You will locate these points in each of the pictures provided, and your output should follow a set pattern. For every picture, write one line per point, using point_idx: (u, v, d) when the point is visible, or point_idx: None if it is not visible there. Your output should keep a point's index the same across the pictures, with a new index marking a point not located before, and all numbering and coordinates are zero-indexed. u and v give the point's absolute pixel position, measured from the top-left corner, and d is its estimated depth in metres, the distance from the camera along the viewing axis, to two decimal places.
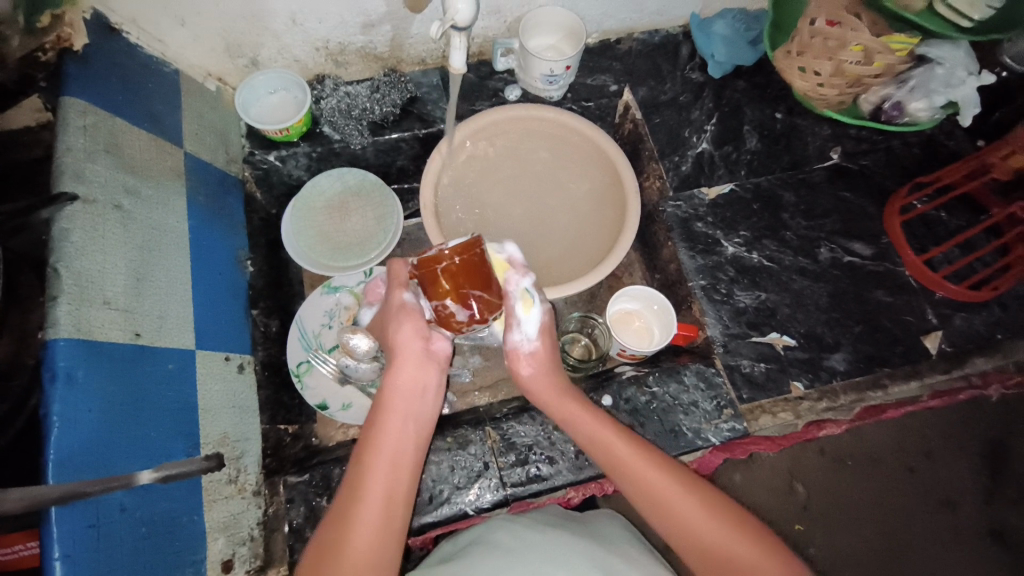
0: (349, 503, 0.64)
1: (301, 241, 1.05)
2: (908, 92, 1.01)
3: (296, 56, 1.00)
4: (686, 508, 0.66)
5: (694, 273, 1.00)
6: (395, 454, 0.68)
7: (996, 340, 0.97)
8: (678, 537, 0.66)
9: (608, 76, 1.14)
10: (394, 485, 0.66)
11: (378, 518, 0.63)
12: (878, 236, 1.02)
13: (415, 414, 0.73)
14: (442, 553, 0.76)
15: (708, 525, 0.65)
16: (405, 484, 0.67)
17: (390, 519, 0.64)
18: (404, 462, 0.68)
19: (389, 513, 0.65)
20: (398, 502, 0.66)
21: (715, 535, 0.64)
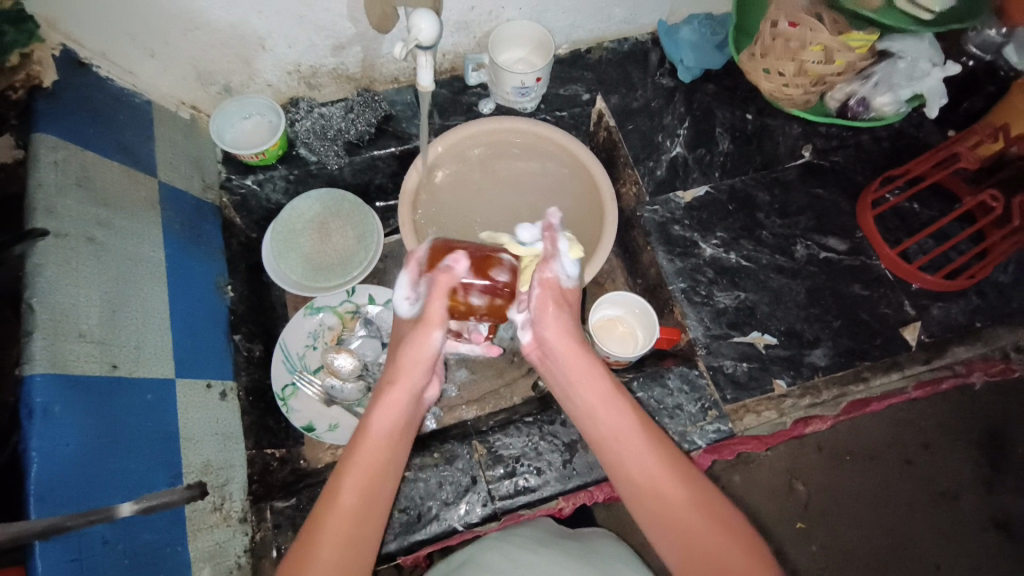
0: (327, 508, 0.64)
1: (282, 264, 1.05)
2: (872, 88, 1.03)
3: (268, 80, 1.01)
4: (683, 508, 0.65)
5: (673, 277, 1.00)
6: (378, 466, 0.67)
7: (976, 328, 0.98)
8: (668, 533, 0.65)
9: (579, 86, 1.16)
10: (372, 497, 0.65)
11: (349, 529, 0.63)
12: (852, 231, 1.03)
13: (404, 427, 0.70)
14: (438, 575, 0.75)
15: (702, 528, 0.64)
16: (372, 524, 0.65)
17: (362, 530, 0.64)
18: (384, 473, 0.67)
19: (360, 527, 0.64)
20: (374, 515, 0.65)
21: (707, 538, 0.63)
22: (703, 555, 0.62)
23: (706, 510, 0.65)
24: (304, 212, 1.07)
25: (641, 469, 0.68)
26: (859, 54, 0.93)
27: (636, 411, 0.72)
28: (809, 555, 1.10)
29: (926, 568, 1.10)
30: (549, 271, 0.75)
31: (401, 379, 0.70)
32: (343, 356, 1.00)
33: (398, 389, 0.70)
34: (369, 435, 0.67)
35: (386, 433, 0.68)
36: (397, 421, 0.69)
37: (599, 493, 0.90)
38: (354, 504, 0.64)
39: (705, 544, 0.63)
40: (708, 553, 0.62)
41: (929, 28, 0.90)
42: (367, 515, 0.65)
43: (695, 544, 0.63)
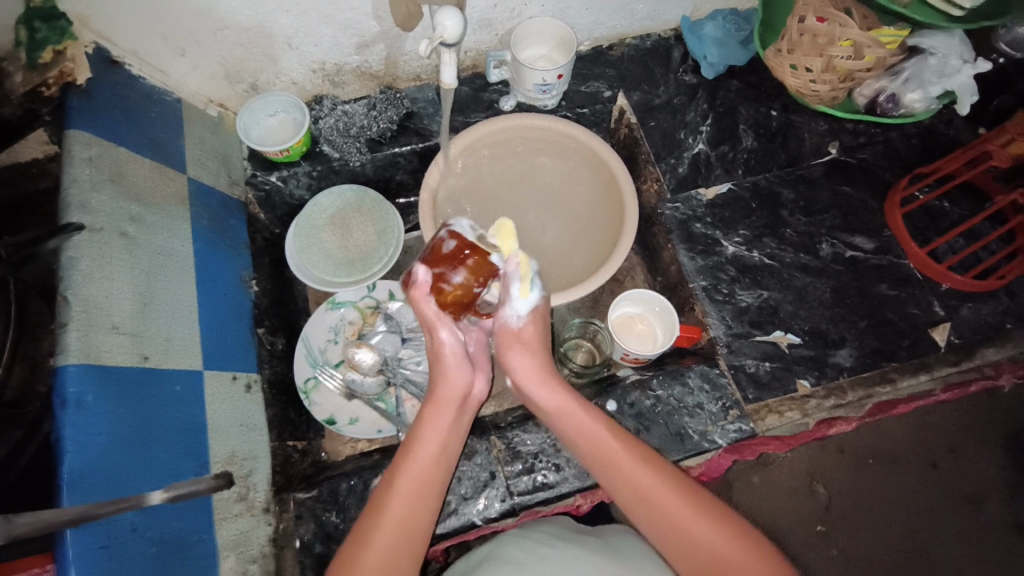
0: (383, 496, 0.66)
1: (305, 258, 1.06)
2: (901, 84, 0.99)
3: (294, 79, 1.02)
4: (670, 503, 0.66)
5: (694, 274, 1.00)
6: (436, 457, 0.70)
7: (1007, 330, 0.95)
8: (658, 532, 0.67)
9: (601, 83, 1.15)
10: (427, 485, 0.68)
11: (407, 515, 0.65)
12: (880, 229, 1.01)
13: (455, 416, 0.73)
14: (458, 570, 0.76)
15: (689, 523, 0.65)
16: (427, 511, 0.67)
17: (419, 518, 0.66)
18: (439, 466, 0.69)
19: (416, 517, 0.66)
20: (429, 506, 0.67)
21: (695, 530, 0.65)
22: (691, 549, 0.64)
23: (691, 504, 0.66)
24: (327, 208, 1.09)
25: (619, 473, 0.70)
26: (888, 49, 0.92)
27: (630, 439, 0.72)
28: (829, 559, 1.08)
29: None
30: (503, 316, 0.77)
31: (449, 373, 0.74)
32: (363, 351, 1.01)
33: (448, 381, 0.74)
34: (421, 430, 0.70)
35: (440, 427, 0.71)
36: (450, 412, 0.72)
37: None
38: (410, 491, 0.66)
39: (694, 538, 0.64)
40: (694, 544, 0.64)
41: (958, 25, 0.88)
42: (423, 503, 0.67)
43: (683, 541, 0.65)
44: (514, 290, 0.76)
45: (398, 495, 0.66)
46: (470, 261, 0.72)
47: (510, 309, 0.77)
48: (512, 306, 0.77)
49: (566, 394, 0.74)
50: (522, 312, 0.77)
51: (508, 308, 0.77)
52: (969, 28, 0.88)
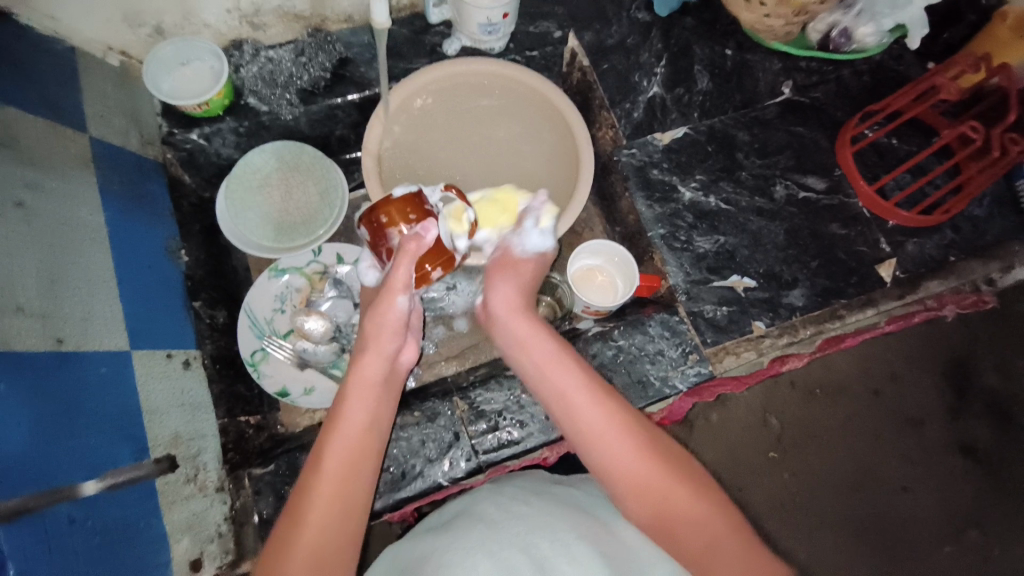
0: (308, 486, 0.60)
1: (240, 224, 0.97)
2: (854, 18, 1.00)
3: (206, 21, 0.91)
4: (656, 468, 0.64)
5: (652, 223, 0.98)
6: (363, 440, 0.64)
7: (949, 262, 0.98)
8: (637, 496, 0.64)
9: (551, 22, 1.08)
10: (356, 471, 0.62)
11: (344, 483, 0.61)
12: (831, 169, 1.02)
13: (383, 392, 0.69)
14: (429, 522, 0.73)
15: (670, 489, 0.63)
16: (365, 476, 0.63)
17: (351, 498, 0.61)
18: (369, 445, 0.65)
19: (346, 505, 0.60)
20: (365, 475, 0.63)
21: (681, 501, 0.63)
22: (669, 512, 0.62)
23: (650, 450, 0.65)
24: (261, 167, 0.99)
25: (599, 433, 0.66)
26: None
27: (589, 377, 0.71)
28: (781, 483, 1.16)
29: (893, 491, 1.16)
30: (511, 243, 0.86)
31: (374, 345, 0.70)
32: (313, 318, 0.95)
33: (372, 356, 0.70)
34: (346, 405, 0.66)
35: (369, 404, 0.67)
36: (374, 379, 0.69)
37: None
38: (344, 459, 0.62)
39: (674, 502, 0.63)
40: (670, 505, 0.63)
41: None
42: (354, 481, 0.62)
43: (660, 504, 0.63)
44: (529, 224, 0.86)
45: (330, 482, 0.60)
46: (384, 218, 0.74)
47: (529, 244, 0.86)
48: (524, 240, 0.86)
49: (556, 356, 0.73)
50: (528, 247, 0.86)
51: (527, 243, 0.86)
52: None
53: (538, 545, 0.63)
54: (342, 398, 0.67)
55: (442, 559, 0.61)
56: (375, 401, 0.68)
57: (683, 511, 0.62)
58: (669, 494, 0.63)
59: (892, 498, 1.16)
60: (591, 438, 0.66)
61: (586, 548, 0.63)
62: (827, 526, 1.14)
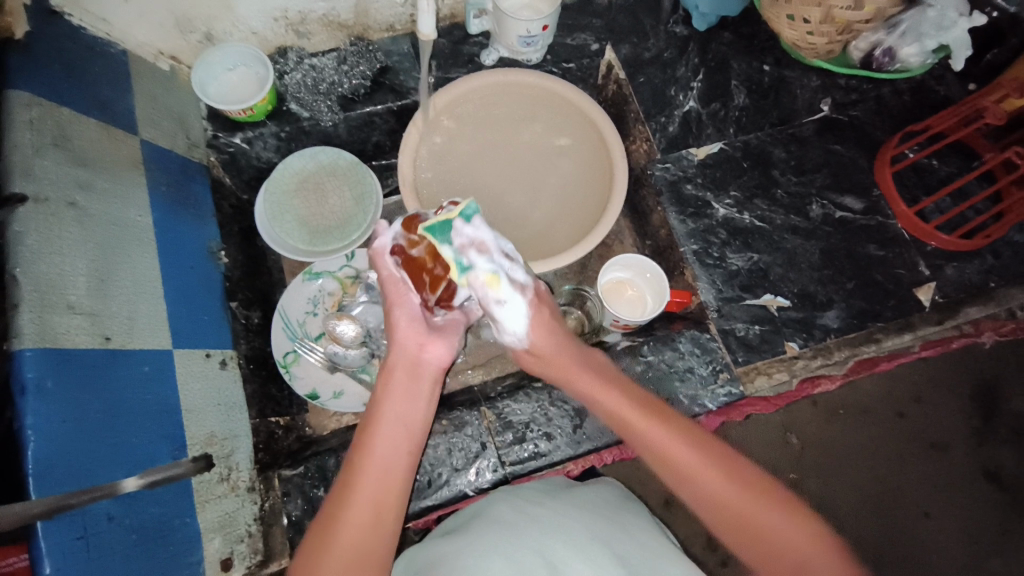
0: (342, 497, 0.61)
1: (277, 226, 0.99)
2: (898, 37, 0.97)
3: (253, 28, 0.93)
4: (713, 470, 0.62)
5: (685, 238, 0.98)
6: (394, 452, 0.64)
7: (990, 289, 0.95)
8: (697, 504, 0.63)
9: (588, 35, 1.09)
10: (386, 486, 0.62)
11: (379, 483, 0.62)
12: (869, 188, 1.00)
13: (415, 384, 0.69)
14: (447, 524, 0.72)
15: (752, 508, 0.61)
16: (399, 474, 0.63)
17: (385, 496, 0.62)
18: (401, 458, 0.64)
19: (378, 519, 0.61)
20: (400, 474, 0.63)
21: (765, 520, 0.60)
22: (734, 516, 0.61)
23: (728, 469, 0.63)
24: (300, 171, 1.01)
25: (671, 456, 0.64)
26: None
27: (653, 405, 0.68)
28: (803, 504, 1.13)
29: (918, 516, 1.13)
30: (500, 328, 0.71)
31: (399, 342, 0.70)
32: (345, 323, 0.94)
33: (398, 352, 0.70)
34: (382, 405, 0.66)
35: (399, 407, 0.67)
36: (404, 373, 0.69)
37: (608, 455, 0.87)
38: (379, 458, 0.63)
39: (742, 507, 0.61)
40: (737, 511, 0.61)
41: None
42: (388, 480, 0.62)
43: (722, 509, 0.61)
44: (498, 309, 0.69)
45: (363, 496, 0.61)
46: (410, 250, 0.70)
47: (506, 332, 0.71)
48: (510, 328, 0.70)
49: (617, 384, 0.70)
50: (521, 334, 0.71)
51: (504, 330, 0.70)
52: None
53: (552, 544, 0.63)
54: (378, 402, 0.67)
55: (459, 561, 0.60)
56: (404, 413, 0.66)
57: (770, 533, 0.60)
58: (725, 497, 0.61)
59: (916, 524, 1.12)
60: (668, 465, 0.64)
61: (601, 551, 0.63)
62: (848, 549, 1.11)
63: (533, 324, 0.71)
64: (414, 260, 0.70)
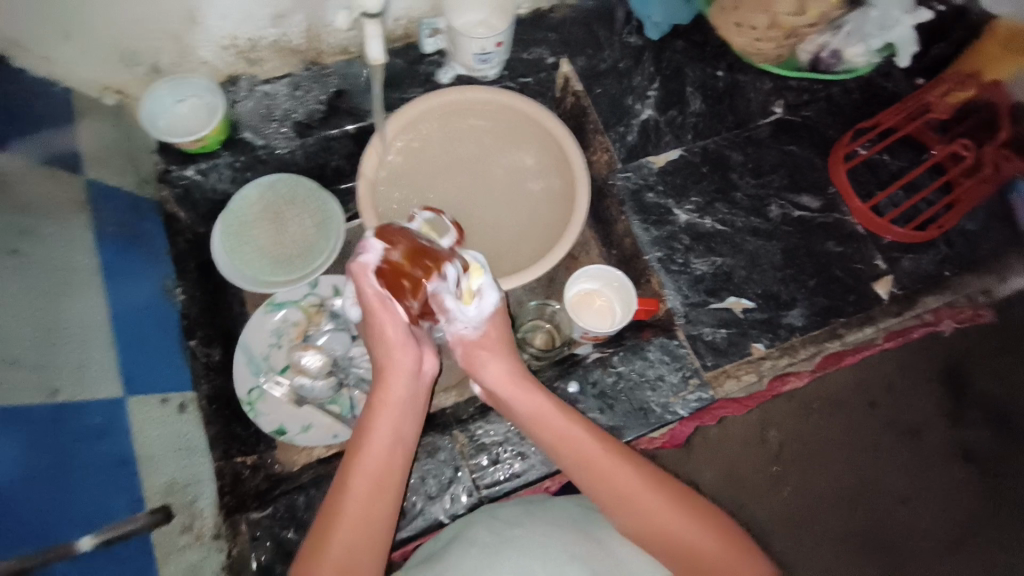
0: (325, 526, 0.61)
1: (236, 257, 0.97)
2: (844, 39, 1.01)
3: (203, 58, 0.90)
4: (666, 513, 0.64)
5: (649, 246, 0.98)
6: (383, 476, 0.65)
7: (946, 278, 0.98)
8: (662, 555, 0.63)
9: (543, 49, 1.08)
10: (376, 511, 0.63)
11: (364, 511, 0.62)
12: (825, 187, 1.02)
13: (404, 408, 0.69)
14: (423, 551, 0.71)
15: (704, 544, 0.62)
16: (383, 502, 0.64)
17: (369, 525, 0.62)
18: (384, 489, 0.64)
19: (369, 548, 0.61)
20: (385, 500, 0.64)
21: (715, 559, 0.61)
22: (698, 564, 0.61)
23: (680, 509, 0.64)
24: (256, 201, 0.99)
25: (626, 497, 0.65)
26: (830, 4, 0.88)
27: (611, 446, 0.69)
28: (783, 500, 1.13)
29: (895, 504, 1.14)
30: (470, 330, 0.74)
31: (389, 372, 0.70)
32: (310, 353, 0.94)
33: (388, 379, 0.69)
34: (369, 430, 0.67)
35: (387, 428, 0.67)
36: (393, 396, 0.69)
37: None
38: (365, 485, 0.63)
39: (694, 545, 0.62)
40: (692, 548, 0.62)
41: None
42: (373, 508, 0.63)
43: (678, 543, 0.62)
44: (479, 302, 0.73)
45: (345, 522, 0.62)
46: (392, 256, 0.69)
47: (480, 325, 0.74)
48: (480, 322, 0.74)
49: (578, 428, 0.70)
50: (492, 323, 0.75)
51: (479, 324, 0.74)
52: None
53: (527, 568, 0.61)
54: (365, 424, 0.67)
55: None
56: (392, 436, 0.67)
57: (720, 566, 0.61)
58: (680, 531, 0.63)
59: (895, 512, 1.14)
60: (626, 503, 0.65)
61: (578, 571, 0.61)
62: (828, 542, 1.12)
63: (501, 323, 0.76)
64: (396, 271, 0.69)
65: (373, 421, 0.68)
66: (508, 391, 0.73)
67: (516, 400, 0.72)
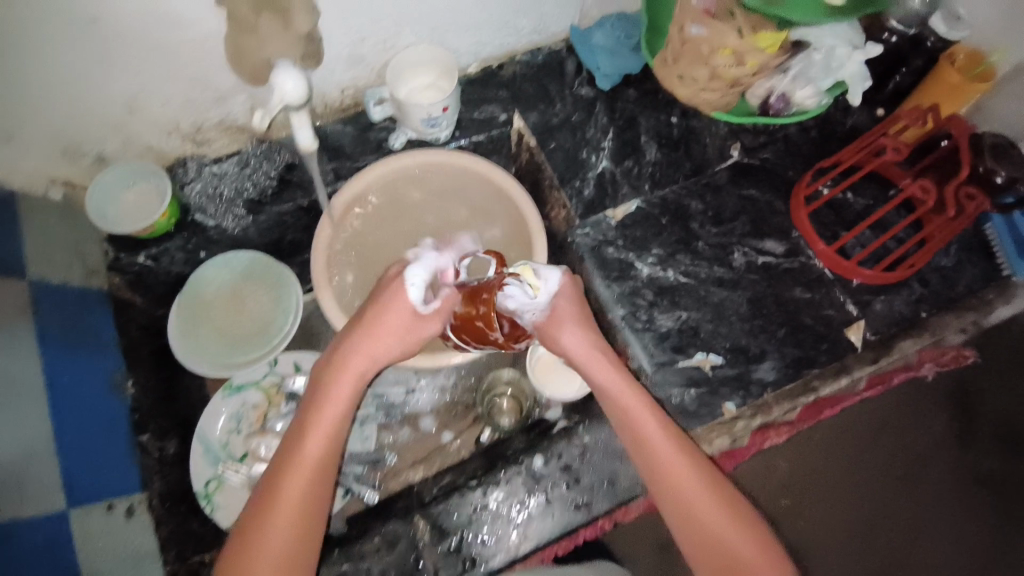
0: (285, 465, 0.64)
1: (191, 340, 0.94)
2: (791, 82, 0.96)
3: (149, 142, 0.89)
4: (710, 501, 0.66)
5: (612, 303, 0.96)
6: (327, 460, 0.65)
7: (923, 319, 0.94)
8: (691, 536, 0.66)
9: (495, 106, 1.09)
10: (316, 496, 0.64)
11: (323, 459, 0.65)
12: (788, 231, 1.00)
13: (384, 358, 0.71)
14: None
15: (730, 535, 0.65)
16: (339, 455, 0.67)
17: (327, 473, 0.65)
18: (340, 437, 0.67)
19: (310, 532, 0.63)
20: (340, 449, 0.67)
21: (737, 546, 0.64)
22: (721, 551, 0.65)
23: (718, 499, 0.67)
24: (211, 281, 0.97)
25: (681, 483, 0.67)
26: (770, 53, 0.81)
27: (671, 429, 0.71)
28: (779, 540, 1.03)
29: (908, 541, 1.03)
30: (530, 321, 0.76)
31: (381, 316, 0.71)
32: (270, 439, 0.92)
33: (378, 325, 0.71)
34: (342, 379, 0.69)
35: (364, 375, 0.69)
36: (377, 345, 0.71)
37: (554, 550, 0.84)
38: (328, 436, 0.66)
39: (719, 532, 0.65)
40: (718, 536, 0.65)
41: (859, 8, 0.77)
42: (332, 457, 0.66)
43: (708, 535, 0.65)
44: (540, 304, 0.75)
45: (303, 464, 0.64)
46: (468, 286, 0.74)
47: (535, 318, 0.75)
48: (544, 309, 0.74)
49: (648, 406, 0.71)
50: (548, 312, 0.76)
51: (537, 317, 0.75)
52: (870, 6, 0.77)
53: None
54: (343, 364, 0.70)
55: None
56: (341, 419, 0.67)
57: (740, 554, 0.64)
58: (712, 521, 0.66)
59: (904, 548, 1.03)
60: (675, 488, 0.68)
61: None
62: None
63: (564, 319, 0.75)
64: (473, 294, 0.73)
65: (334, 381, 0.69)
66: (588, 360, 0.74)
67: (595, 369, 0.74)
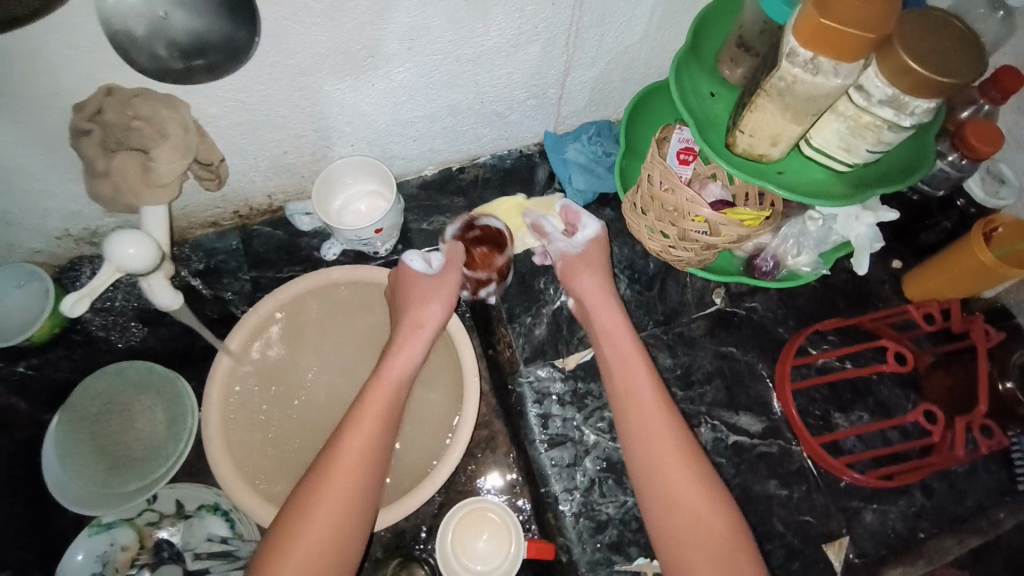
0: (335, 450, 0.67)
1: (67, 464, 0.84)
2: (782, 244, 0.82)
3: (33, 246, 0.78)
4: (692, 481, 0.66)
5: (549, 477, 0.82)
6: (372, 448, 0.68)
7: (919, 541, 0.78)
8: (672, 524, 0.65)
9: (447, 218, 0.94)
10: (362, 485, 0.66)
11: (368, 448, 0.67)
12: (769, 406, 0.85)
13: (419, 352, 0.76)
14: None
15: (707, 517, 0.64)
16: (384, 437, 0.69)
17: (370, 465, 0.67)
18: (377, 430, 0.69)
19: (354, 501, 0.64)
20: (387, 434, 0.70)
21: (713, 523, 0.64)
22: (701, 534, 0.64)
23: (705, 479, 0.66)
24: (101, 393, 0.87)
25: (664, 464, 0.67)
26: (746, 226, 0.70)
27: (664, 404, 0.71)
28: None
29: None
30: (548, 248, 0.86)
31: (430, 304, 0.78)
32: None
33: (425, 317, 0.77)
34: (386, 372, 0.73)
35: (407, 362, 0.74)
36: (420, 339, 0.76)
37: None
38: (370, 426, 0.69)
39: (699, 515, 0.64)
40: (705, 522, 0.64)
41: (857, 198, 0.64)
42: (380, 443, 0.69)
43: (688, 519, 0.64)
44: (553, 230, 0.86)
45: (349, 447, 0.67)
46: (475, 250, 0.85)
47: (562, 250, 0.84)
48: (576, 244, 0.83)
49: (653, 378, 0.73)
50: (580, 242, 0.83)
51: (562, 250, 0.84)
52: (872, 194, 0.65)
53: None
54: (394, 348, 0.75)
55: None
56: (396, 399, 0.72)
57: (710, 533, 0.63)
58: (694, 506, 0.65)
59: None
60: (650, 465, 0.67)
61: None
62: None
63: (586, 253, 0.82)
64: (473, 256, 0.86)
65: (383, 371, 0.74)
66: (594, 302, 0.79)
67: (602, 316, 0.78)
